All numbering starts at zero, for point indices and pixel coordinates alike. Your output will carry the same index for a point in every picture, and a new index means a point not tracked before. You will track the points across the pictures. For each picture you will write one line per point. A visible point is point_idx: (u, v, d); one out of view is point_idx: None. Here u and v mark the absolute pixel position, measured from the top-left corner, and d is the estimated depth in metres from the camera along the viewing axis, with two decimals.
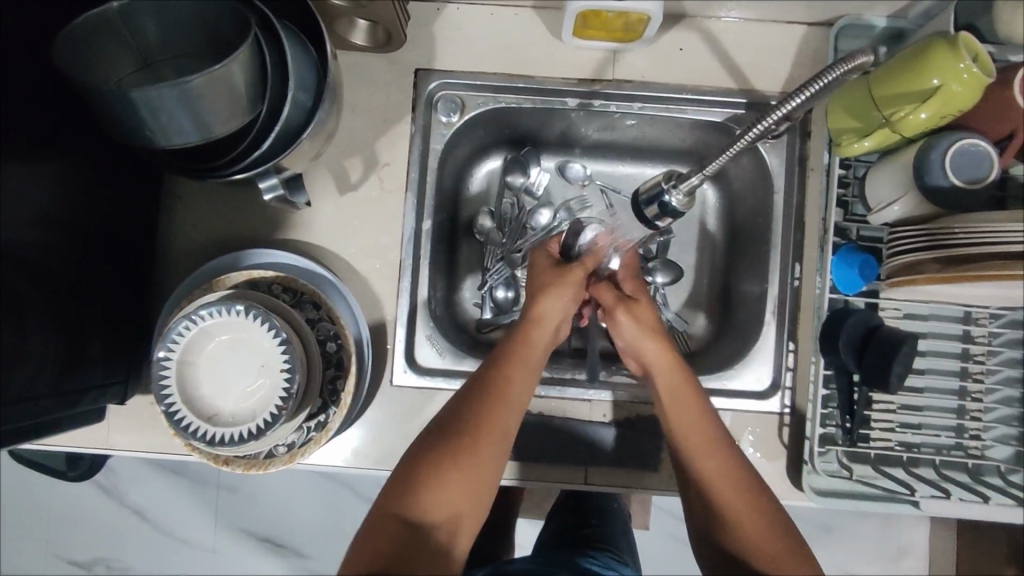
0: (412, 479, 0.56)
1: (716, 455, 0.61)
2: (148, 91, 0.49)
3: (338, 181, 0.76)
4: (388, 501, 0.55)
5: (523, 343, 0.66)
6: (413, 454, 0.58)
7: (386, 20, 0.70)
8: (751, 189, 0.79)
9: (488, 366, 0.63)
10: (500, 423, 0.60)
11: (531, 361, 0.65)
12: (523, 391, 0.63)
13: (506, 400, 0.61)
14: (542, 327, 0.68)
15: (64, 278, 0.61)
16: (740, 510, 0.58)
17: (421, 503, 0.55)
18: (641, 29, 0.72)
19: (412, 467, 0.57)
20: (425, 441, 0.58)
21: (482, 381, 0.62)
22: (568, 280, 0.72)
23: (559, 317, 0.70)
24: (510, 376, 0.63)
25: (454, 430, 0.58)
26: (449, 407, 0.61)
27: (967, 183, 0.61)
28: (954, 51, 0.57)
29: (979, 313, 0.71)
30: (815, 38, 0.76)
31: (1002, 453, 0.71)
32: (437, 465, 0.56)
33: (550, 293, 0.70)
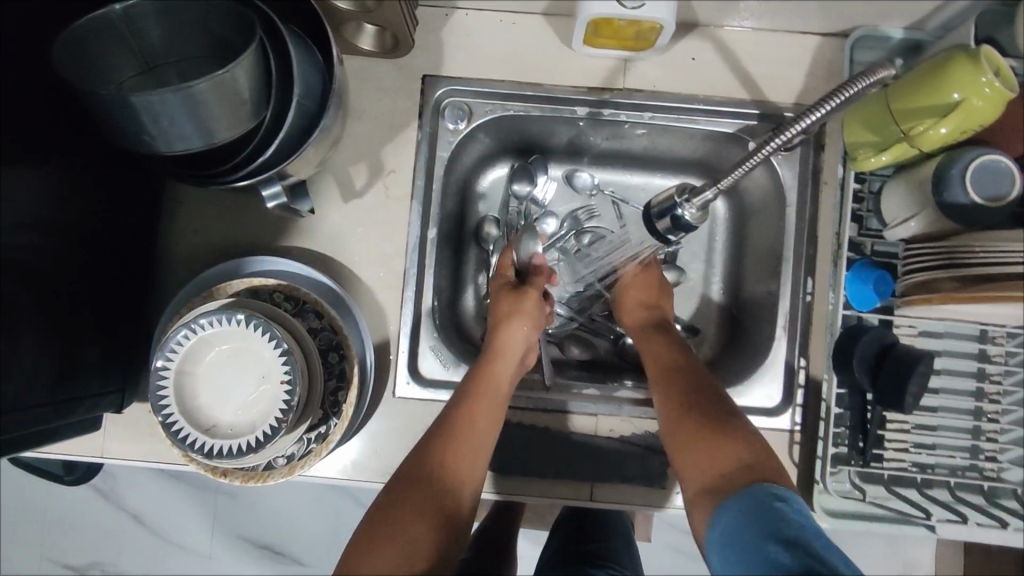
0: (377, 531, 0.54)
1: (677, 415, 0.62)
2: (150, 95, 0.47)
3: (343, 188, 0.75)
4: (354, 559, 0.53)
5: (485, 378, 0.66)
6: (378, 507, 0.56)
7: (394, 25, 0.68)
8: (762, 201, 0.78)
9: (451, 405, 0.63)
10: (461, 465, 0.60)
11: (495, 399, 0.65)
12: (486, 428, 0.63)
13: (468, 440, 0.61)
14: (507, 359, 0.68)
15: (62, 285, 0.60)
16: (694, 430, 0.60)
17: (388, 556, 0.52)
18: (653, 38, 0.71)
19: (377, 519, 0.55)
20: (390, 492, 0.57)
21: (445, 422, 0.62)
22: (525, 307, 0.72)
23: (522, 349, 0.70)
24: (473, 415, 0.63)
25: (417, 476, 0.58)
26: (413, 456, 0.60)
27: (987, 201, 0.60)
28: (976, 65, 0.56)
29: (995, 332, 0.70)
30: (830, 48, 0.75)
31: (1018, 476, 0.69)
32: (401, 513, 0.55)
33: (510, 324, 0.71)
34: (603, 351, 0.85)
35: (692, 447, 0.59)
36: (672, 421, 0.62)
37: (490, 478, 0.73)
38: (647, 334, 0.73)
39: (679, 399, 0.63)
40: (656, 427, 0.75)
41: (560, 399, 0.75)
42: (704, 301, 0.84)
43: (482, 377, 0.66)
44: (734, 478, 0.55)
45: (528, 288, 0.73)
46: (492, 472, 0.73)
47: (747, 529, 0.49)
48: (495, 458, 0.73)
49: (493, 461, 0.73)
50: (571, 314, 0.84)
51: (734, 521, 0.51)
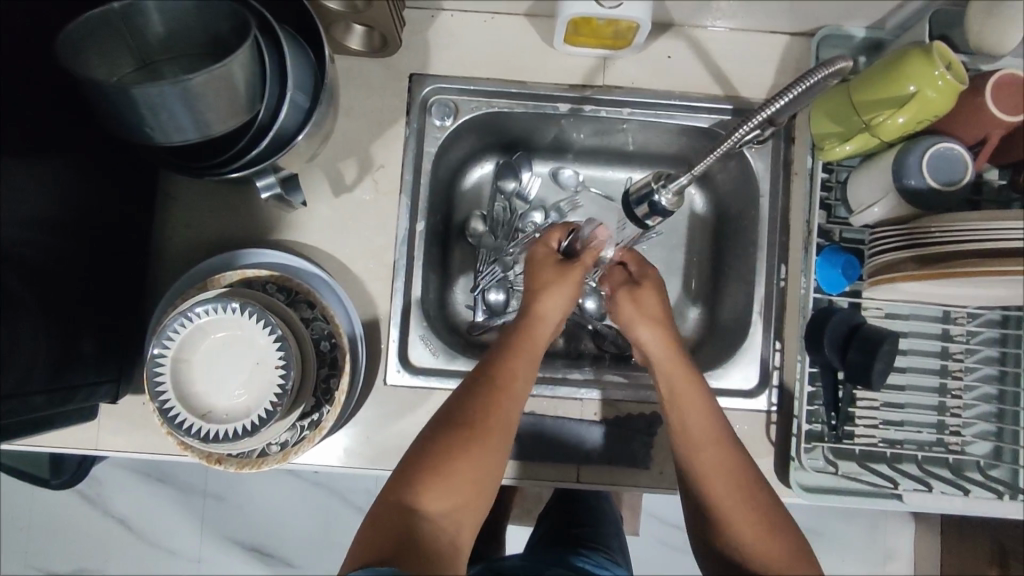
0: (417, 470, 0.56)
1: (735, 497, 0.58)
2: (149, 89, 0.49)
3: (334, 182, 0.77)
4: (399, 490, 0.55)
5: (526, 336, 0.66)
6: (420, 442, 0.58)
7: (382, 25, 0.71)
8: (736, 193, 0.82)
9: (492, 358, 0.63)
10: (505, 416, 0.60)
11: (532, 354, 0.65)
12: (525, 384, 0.63)
13: (509, 392, 0.61)
14: (542, 321, 0.67)
15: (57, 275, 0.61)
16: (742, 528, 0.57)
17: (430, 491, 0.55)
18: (631, 37, 0.74)
19: (418, 455, 0.57)
20: (433, 429, 0.59)
21: (488, 376, 0.62)
22: (567, 277, 0.69)
23: (558, 317, 0.69)
24: (513, 368, 0.62)
25: (457, 419, 0.58)
26: (456, 396, 0.61)
27: (943, 185, 0.64)
28: (929, 59, 0.60)
29: (957, 312, 0.74)
30: (797, 48, 0.79)
31: (982, 448, 0.73)
32: (444, 455, 0.56)
33: (553, 292, 0.68)
34: (586, 341, 0.87)
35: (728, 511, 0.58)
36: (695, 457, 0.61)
37: None
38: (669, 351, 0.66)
39: (740, 492, 0.58)
40: (638, 409, 0.78)
41: (546, 384, 0.78)
42: (684, 290, 0.87)
43: (521, 336, 0.65)
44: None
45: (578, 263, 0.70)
46: None
47: None
48: None
49: None
50: None
51: None
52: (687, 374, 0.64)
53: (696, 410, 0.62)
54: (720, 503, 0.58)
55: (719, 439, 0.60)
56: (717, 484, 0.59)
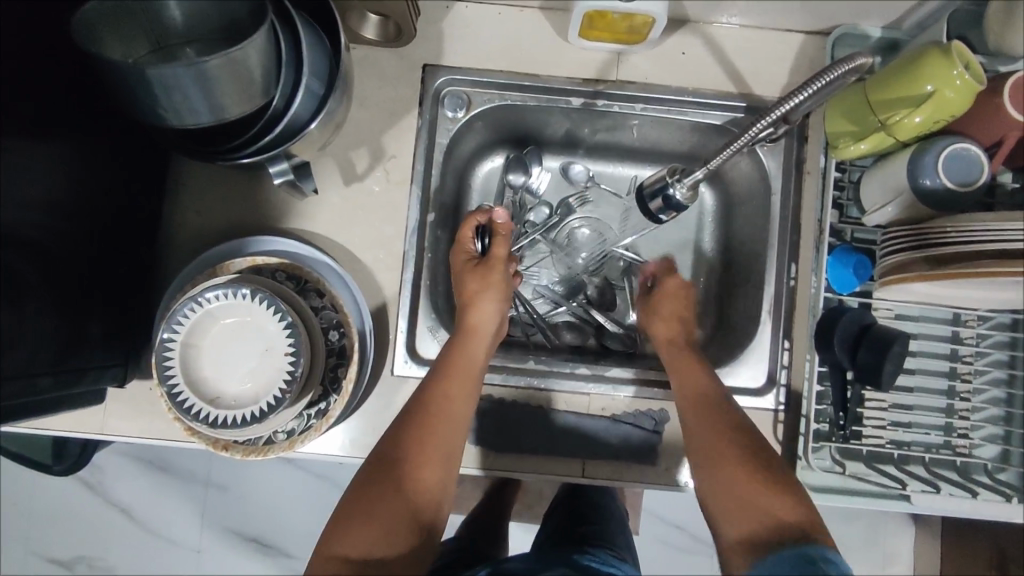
0: (350, 519, 0.55)
1: (739, 468, 0.59)
2: (165, 71, 0.49)
3: (345, 172, 0.77)
4: (332, 544, 0.54)
5: (459, 355, 0.67)
6: (351, 491, 0.58)
7: (397, 14, 0.71)
8: (747, 191, 0.82)
9: (424, 389, 0.65)
10: (438, 445, 0.61)
11: (467, 375, 0.66)
12: (461, 406, 0.64)
13: (441, 417, 0.62)
14: (477, 337, 0.70)
15: (68, 257, 0.61)
16: (729, 491, 0.58)
17: (365, 541, 0.54)
18: (646, 32, 0.74)
19: (350, 504, 0.57)
20: (364, 473, 0.59)
21: (416, 406, 0.63)
22: (490, 279, 0.73)
23: (492, 325, 0.71)
24: (444, 395, 0.64)
25: (390, 457, 0.59)
26: (388, 436, 0.62)
27: (959, 185, 0.64)
28: (948, 59, 0.59)
29: (967, 315, 0.74)
30: (812, 46, 0.79)
31: (990, 451, 0.72)
32: (383, 493, 0.57)
33: (482, 300, 0.72)
34: (591, 337, 0.87)
35: (716, 474, 0.60)
36: (696, 434, 0.64)
37: (480, 454, 0.75)
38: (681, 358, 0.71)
39: (736, 458, 0.60)
40: (646, 406, 0.77)
41: (555, 378, 0.78)
42: (692, 289, 0.87)
43: (453, 359, 0.67)
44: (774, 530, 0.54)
45: (493, 260, 0.73)
46: (489, 450, 0.75)
47: None
48: (494, 436, 0.75)
49: (490, 438, 0.75)
50: (560, 298, 0.87)
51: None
52: (694, 364, 0.70)
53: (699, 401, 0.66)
54: (713, 477, 0.60)
55: (724, 426, 0.63)
56: (718, 464, 0.60)
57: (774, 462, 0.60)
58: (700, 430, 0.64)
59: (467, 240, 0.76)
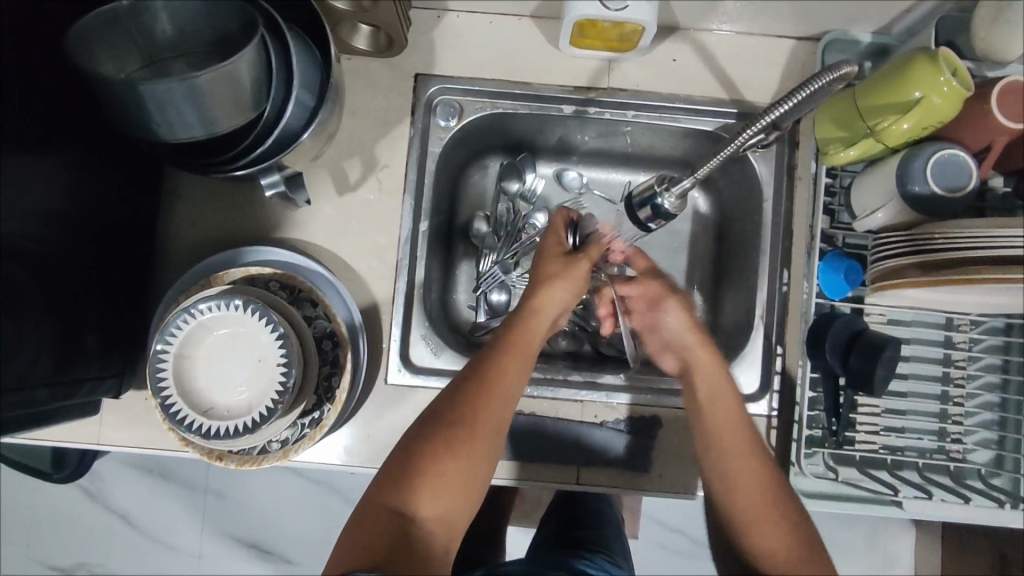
0: (401, 473, 0.56)
1: (771, 518, 0.57)
2: (156, 86, 0.50)
3: (338, 181, 0.77)
4: (381, 494, 0.56)
5: (521, 331, 0.64)
6: (405, 445, 0.58)
7: (388, 25, 0.71)
8: (740, 196, 0.82)
9: (482, 358, 0.62)
10: (492, 417, 0.59)
11: (525, 350, 0.64)
12: (516, 382, 0.62)
13: (498, 392, 0.60)
14: (540, 317, 0.66)
15: (63, 270, 0.62)
16: (763, 536, 0.57)
17: (413, 498, 0.56)
18: (636, 39, 0.74)
19: (403, 456, 0.57)
20: (419, 429, 0.59)
21: (476, 371, 0.61)
22: (573, 270, 0.68)
23: (556, 311, 0.67)
24: (504, 368, 0.61)
25: (443, 421, 0.58)
26: (443, 395, 0.61)
27: (947, 191, 0.64)
28: (935, 65, 0.60)
29: (960, 320, 0.74)
30: (802, 52, 0.79)
31: (984, 456, 0.72)
32: (433, 458, 0.57)
33: (553, 286, 0.67)
34: (586, 343, 0.87)
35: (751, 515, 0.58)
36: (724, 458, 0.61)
37: None
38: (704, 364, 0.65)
39: (770, 503, 0.58)
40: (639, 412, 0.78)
41: (549, 385, 0.78)
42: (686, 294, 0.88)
43: (516, 328, 0.64)
44: None
45: (582, 257, 0.69)
46: None
47: None
48: None
49: None
50: None
51: None
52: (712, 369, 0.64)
53: (721, 421, 0.62)
54: (745, 514, 0.58)
55: (752, 465, 0.60)
56: (748, 505, 0.58)
57: (796, 508, 0.58)
58: (730, 449, 0.61)
59: (557, 233, 0.72)
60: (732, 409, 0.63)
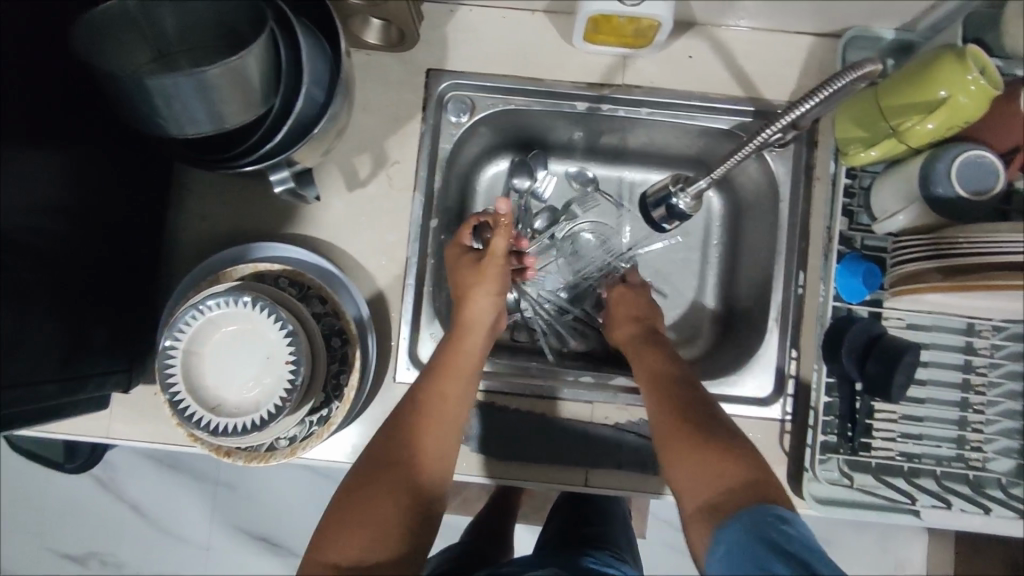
0: (341, 521, 0.55)
1: (687, 439, 0.58)
2: (165, 80, 0.49)
3: (348, 177, 0.77)
4: (322, 549, 0.54)
5: (454, 354, 0.66)
6: (343, 496, 0.57)
7: (400, 19, 0.70)
8: (755, 196, 0.80)
9: (415, 391, 0.64)
10: (429, 447, 0.61)
11: (459, 376, 0.65)
12: (455, 408, 0.64)
13: (430, 420, 0.62)
14: (475, 332, 0.68)
15: (73, 265, 0.62)
16: (686, 462, 0.57)
17: (354, 545, 0.54)
18: (651, 35, 0.72)
19: (342, 506, 0.57)
20: (356, 475, 0.59)
21: (410, 403, 0.63)
22: (489, 271, 0.70)
23: (489, 317, 0.69)
24: (440, 394, 0.63)
25: (381, 461, 0.59)
26: (379, 437, 0.62)
27: (973, 194, 0.62)
28: (962, 64, 0.57)
29: (981, 325, 0.72)
30: (823, 49, 0.77)
31: (1004, 466, 0.70)
32: (372, 497, 0.57)
33: (474, 294, 0.69)
34: (597, 343, 0.86)
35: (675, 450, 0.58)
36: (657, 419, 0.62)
37: (481, 462, 0.74)
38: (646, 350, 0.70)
39: (690, 427, 0.59)
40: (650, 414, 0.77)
41: (558, 385, 0.77)
42: (699, 294, 0.86)
43: (448, 356, 0.66)
44: (731, 497, 0.53)
45: (488, 253, 0.71)
46: (490, 458, 0.75)
47: (747, 546, 0.47)
48: (496, 444, 0.75)
49: (493, 448, 0.75)
50: (564, 304, 0.86)
51: (733, 543, 0.48)
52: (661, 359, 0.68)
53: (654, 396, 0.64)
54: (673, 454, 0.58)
55: (673, 405, 0.62)
56: (669, 440, 0.59)
57: (726, 428, 0.59)
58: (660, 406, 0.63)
59: (466, 233, 0.74)
60: (671, 373, 0.66)
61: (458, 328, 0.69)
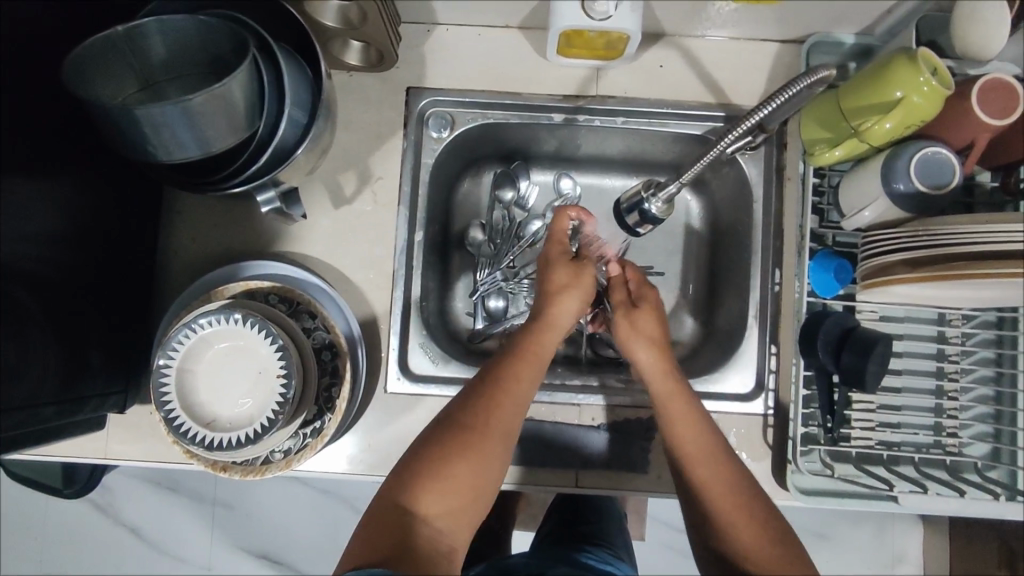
0: (413, 471, 0.57)
1: (738, 512, 0.58)
2: (152, 109, 0.51)
3: (333, 195, 0.79)
4: (393, 491, 0.56)
5: (534, 339, 0.66)
6: (417, 446, 0.59)
7: (378, 40, 0.73)
8: (730, 198, 0.83)
9: (496, 364, 0.64)
10: (505, 423, 0.61)
11: (539, 358, 0.65)
12: (529, 388, 0.63)
13: (513, 397, 0.62)
14: (553, 324, 0.67)
15: (68, 289, 0.64)
16: (738, 535, 0.57)
17: (424, 495, 0.56)
18: (622, 47, 0.75)
19: (417, 455, 0.58)
20: (433, 431, 0.60)
21: (490, 377, 0.62)
22: (584, 279, 0.70)
23: (570, 320, 0.69)
24: (518, 375, 0.63)
25: (457, 424, 0.59)
26: (456, 402, 0.62)
27: (931, 189, 0.65)
28: (914, 65, 0.60)
29: (952, 315, 0.74)
30: (788, 54, 0.80)
31: (980, 450, 0.73)
32: (443, 458, 0.57)
33: (564, 295, 0.68)
34: (585, 347, 0.88)
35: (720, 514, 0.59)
36: (697, 451, 0.62)
37: None
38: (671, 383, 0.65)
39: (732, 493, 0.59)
40: (635, 413, 0.78)
41: (545, 391, 0.79)
42: (681, 295, 0.88)
43: (529, 340, 0.66)
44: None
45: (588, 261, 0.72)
46: None
47: None
48: None
49: None
50: None
51: None
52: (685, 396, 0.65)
53: (697, 452, 0.62)
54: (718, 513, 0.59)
55: (705, 452, 0.62)
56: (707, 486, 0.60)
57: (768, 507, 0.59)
58: (692, 447, 0.62)
59: (561, 234, 0.73)
60: (708, 442, 0.63)
61: (542, 321, 0.68)
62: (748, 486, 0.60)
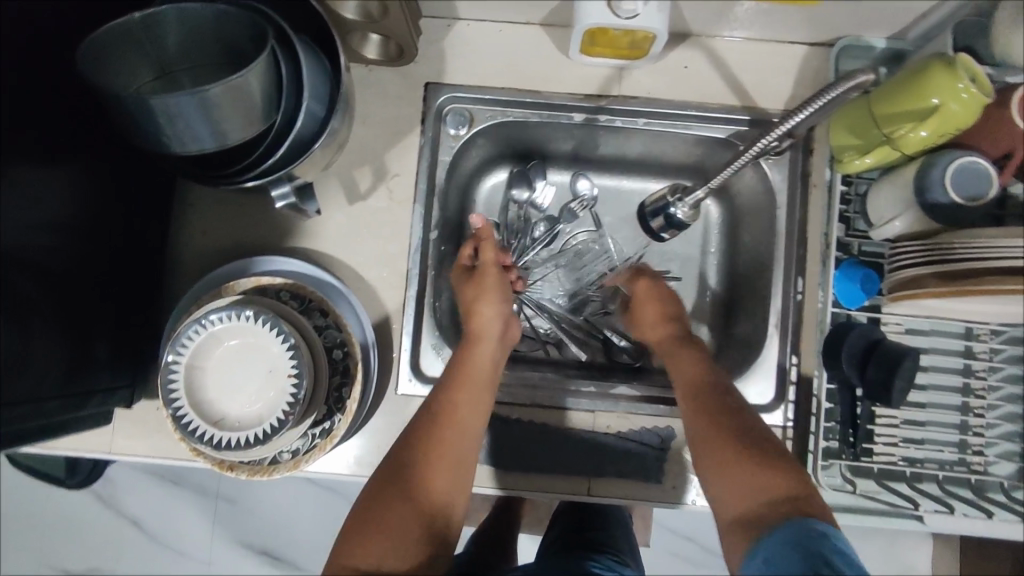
0: (364, 527, 0.55)
1: (730, 452, 0.57)
2: (167, 99, 0.50)
3: (348, 191, 0.77)
4: (343, 554, 0.54)
5: (465, 363, 0.66)
6: (361, 501, 0.57)
7: (398, 34, 0.71)
8: (753, 204, 0.81)
9: (433, 398, 0.64)
10: (450, 452, 0.60)
11: (476, 381, 0.65)
12: (472, 412, 0.63)
13: (452, 424, 0.62)
14: (483, 342, 0.69)
15: (77, 280, 0.62)
16: (732, 476, 0.56)
17: (377, 550, 0.54)
18: (647, 47, 0.73)
19: (364, 511, 0.56)
20: (378, 477, 0.58)
21: (426, 413, 0.62)
22: (489, 283, 0.73)
23: (497, 331, 0.71)
24: (455, 404, 0.63)
25: (402, 468, 0.58)
26: (398, 443, 0.61)
27: (966, 200, 0.63)
28: (952, 71, 0.58)
29: (980, 329, 0.72)
30: (816, 58, 0.78)
31: (1006, 469, 0.71)
32: (392, 505, 0.56)
33: (481, 307, 0.72)
34: (597, 351, 0.86)
35: (716, 463, 0.57)
36: (694, 408, 0.62)
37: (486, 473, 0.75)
38: (680, 351, 0.69)
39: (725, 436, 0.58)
40: (650, 422, 0.77)
41: (558, 397, 0.77)
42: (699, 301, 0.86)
43: (460, 367, 0.66)
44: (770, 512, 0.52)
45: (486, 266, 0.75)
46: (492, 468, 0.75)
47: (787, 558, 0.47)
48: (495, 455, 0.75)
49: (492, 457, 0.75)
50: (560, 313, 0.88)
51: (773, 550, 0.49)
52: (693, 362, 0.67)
53: (690, 401, 0.63)
54: (711, 460, 0.58)
55: (704, 403, 0.62)
56: (705, 437, 0.59)
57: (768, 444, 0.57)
58: (693, 400, 0.63)
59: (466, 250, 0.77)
60: (703, 388, 0.63)
61: (471, 337, 0.70)
62: (748, 428, 0.59)
